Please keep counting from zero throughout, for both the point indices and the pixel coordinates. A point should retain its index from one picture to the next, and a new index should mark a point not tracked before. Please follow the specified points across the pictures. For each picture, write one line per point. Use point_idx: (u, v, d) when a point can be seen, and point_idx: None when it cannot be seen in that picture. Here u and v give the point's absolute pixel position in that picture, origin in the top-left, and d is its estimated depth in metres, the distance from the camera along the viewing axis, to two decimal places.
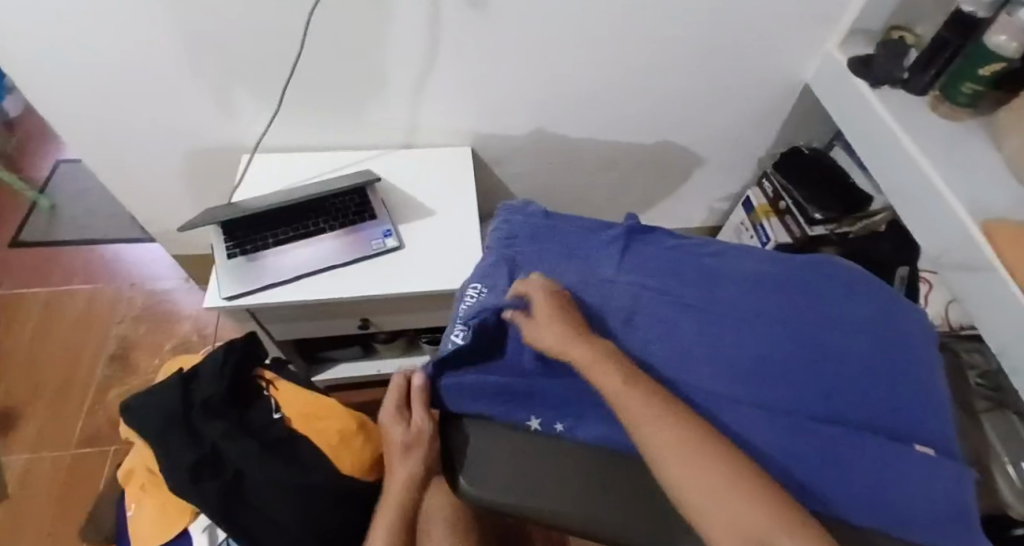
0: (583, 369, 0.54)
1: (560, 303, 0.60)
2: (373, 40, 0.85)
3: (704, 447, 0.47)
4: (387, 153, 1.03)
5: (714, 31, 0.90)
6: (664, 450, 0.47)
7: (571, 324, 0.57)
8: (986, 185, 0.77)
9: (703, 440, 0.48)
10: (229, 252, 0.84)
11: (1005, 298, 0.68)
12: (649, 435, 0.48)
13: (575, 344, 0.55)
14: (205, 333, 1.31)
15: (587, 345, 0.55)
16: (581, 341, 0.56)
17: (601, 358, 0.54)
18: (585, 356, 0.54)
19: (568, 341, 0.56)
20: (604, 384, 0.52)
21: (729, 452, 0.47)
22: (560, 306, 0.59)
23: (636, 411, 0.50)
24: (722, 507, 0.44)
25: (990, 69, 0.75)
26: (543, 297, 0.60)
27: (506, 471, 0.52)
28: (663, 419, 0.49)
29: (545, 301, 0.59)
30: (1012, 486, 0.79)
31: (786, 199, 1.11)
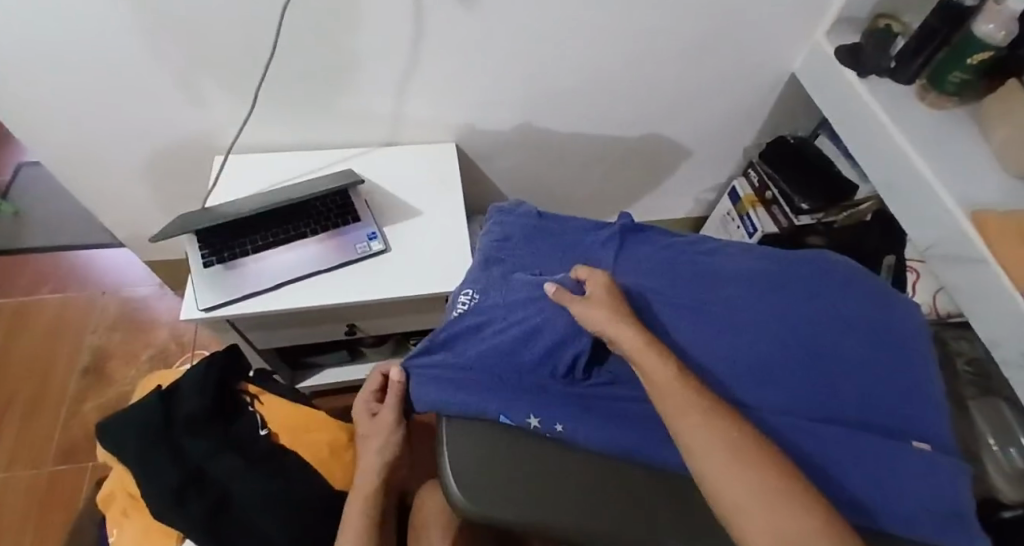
0: (633, 355, 0.53)
1: (615, 290, 0.59)
2: (353, 34, 0.81)
3: (734, 446, 0.46)
4: (368, 151, 1.00)
5: (703, 21, 0.88)
6: (702, 447, 0.46)
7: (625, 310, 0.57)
8: (975, 175, 0.77)
9: (732, 436, 0.46)
10: (205, 260, 0.80)
11: (997, 289, 0.68)
12: (692, 432, 0.47)
13: (623, 328, 0.55)
14: (184, 340, 1.27)
15: (637, 329, 0.55)
16: (632, 324, 0.56)
17: (649, 347, 0.54)
18: (635, 340, 0.54)
19: (617, 323, 0.55)
20: (650, 372, 0.52)
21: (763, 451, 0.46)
22: (613, 291, 0.59)
23: (682, 406, 0.49)
24: (754, 506, 0.43)
25: (978, 58, 0.75)
26: (600, 282, 0.60)
27: (496, 477, 0.47)
28: (709, 416, 0.48)
29: (601, 285, 0.59)
30: (1004, 472, 0.83)
31: (773, 189, 1.10)
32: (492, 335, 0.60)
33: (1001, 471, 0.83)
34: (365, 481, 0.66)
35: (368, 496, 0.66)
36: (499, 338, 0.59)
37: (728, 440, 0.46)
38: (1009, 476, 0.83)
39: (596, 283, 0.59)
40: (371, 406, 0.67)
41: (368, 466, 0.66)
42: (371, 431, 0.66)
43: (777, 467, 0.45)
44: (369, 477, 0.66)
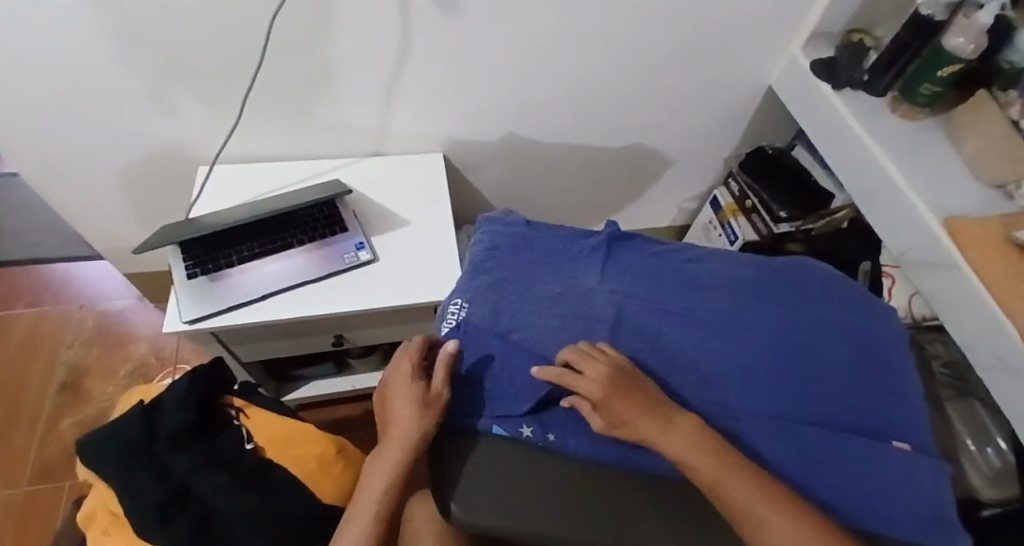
0: (682, 464, 0.50)
1: (614, 382, 0.53)
2: (339, 45, 0.81)
3: (725, 470, 0.49)
4: (354, 162, 1.00)
5: (683, 35, 0.91)
6: (765, 522, 0.47)
7: (645, 408, 0.53)
8: (947, 183, 0.80)
9: (749, 473, 0.49)
10: (188, 271, 0.79)
11: (971, 293, 0.70)
12: (758, 516, 0.47)
13: (653, 432, 0.51)
14: (165, 354, 1.24)
15: (673, 434, 0.51)
16: (666, 427, 0.52)
17: (687, 439, 0.51)
18: (683, 448, 0.50)
19: (665, 432, 0.51)
20: (695, 468, 0.49)
21: (744, 470, 0.49)
22: (616, 388, 0.53)
23: (739, 490, 0.48)
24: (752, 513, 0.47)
25: (948, 70, 0.78)
26: (598, 379, 0.53)
27: (504, 488, 0.47)
28: (759, 492, 0.48)
29: (601, 388, 0.52)
30: (984, 473, 0.86)
31: (752, 198, 1.13)
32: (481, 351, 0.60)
33: (979, 471, 0.86)
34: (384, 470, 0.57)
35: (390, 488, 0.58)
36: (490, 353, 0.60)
37: (714, 456, 0.50)
38: (987, 475, 0.86)
39: (593, 390, 0.52)
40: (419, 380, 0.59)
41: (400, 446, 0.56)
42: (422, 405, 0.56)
43: (759, 481, 0.48)
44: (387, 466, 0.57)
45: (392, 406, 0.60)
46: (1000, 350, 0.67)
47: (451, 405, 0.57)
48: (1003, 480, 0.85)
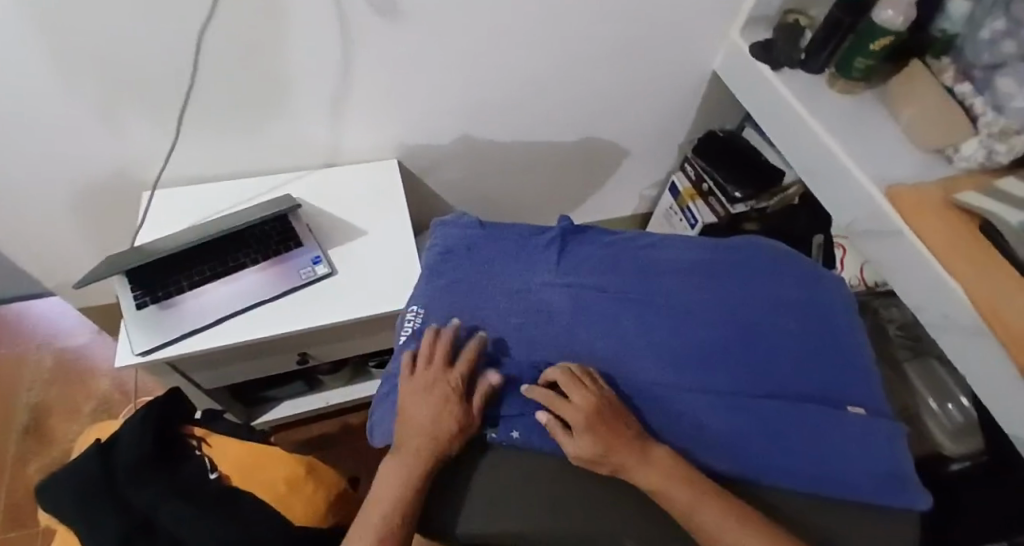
0: (654, 493, 0.47)
1: (601, 413, 0.51)
2: (276, 57, 0.79)
3: (698, 498, 0.47)
4: (305, 175, 0.98)
5: (625, 26, 0.91)
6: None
7: (629, 440, 0.50)
8: (887, 153, 0.82)
9: (722, 503, 0.47)
10: (137, 301, 0.77)
11: (915, 257, 0.72)
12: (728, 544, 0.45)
13: (628, 462, 0.48)
14: (129, 387, 1.20)
15: (651, 466, 0.49)
16: (644, 460, 0.49)
17: (666, 473, 0.48)
18: (656, 477, 0.48)
19: (643, 464, 0.49)
20: (671, 499, 0.47)
21: (714, 496, 0.48)
22: (603, 420, 0.50)
23: (712, 522, 0.46)
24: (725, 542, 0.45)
25: (879, 44, 0.80)
26: (585, 407, 0.50)
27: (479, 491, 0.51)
28: (728, 517, 0.46)
29: (585, 417, 0.50)
30: (947, 428, 0.89)
31: (708, 181, 1.14)
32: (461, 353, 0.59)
33: (941, 427, 0.89)
34: (399, 486, 0.50)
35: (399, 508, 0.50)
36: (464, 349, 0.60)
37: (686, 484, 0.48)
38: (949, 431, 0.89)
39: (575, 414, 0.50)
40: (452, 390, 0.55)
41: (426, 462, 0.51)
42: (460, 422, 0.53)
43: (726, 504, 0.47)
44: (404, 482, 0.50)
45: (414, 414, 0.55)
46: (946, 311, 0.70)
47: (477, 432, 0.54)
48: (965, 435, 0.88)
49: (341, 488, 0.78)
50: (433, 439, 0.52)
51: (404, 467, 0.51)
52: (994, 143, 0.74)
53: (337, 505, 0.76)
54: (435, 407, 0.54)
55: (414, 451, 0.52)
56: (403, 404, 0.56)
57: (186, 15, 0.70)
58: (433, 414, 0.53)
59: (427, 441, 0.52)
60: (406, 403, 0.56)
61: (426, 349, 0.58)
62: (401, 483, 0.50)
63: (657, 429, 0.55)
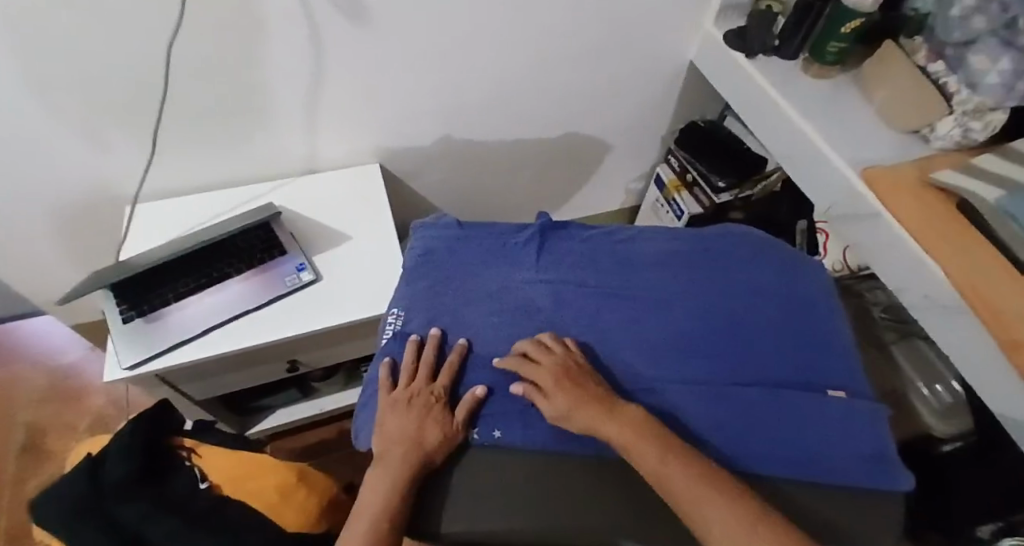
0: (623, 448, 0.49)
1: (569, 372, 0.54)
2: (248, 66, 0.79)
3: (662, 452, 0.47)
4: (287, 183, 0.98)
5: (598, 20, 0.91)
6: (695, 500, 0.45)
7: (598, 398, 0.52)
8: (864, 136, 0.82)
9: (689, 459, 0.47)
10: (123, 316, 0.77)
11: (894, 238, 0.73)
12: (690, 499, 0.45)
13: (597, 418, 0.51)
14: (124, 402, 1.21)
15: (620, 420, 0.50)
16: (612, 416, 0.51)
17: (636, 429, 0.49)
18: (624, 433, 0.49)
19: (611, 419, 0.50)
20: (640, 455, 0.48)
21: (680, 452, 0.48)
22: (571, 378, 0.53)
23: (676, 477, 0.46)
24: (688, 499, 0.45)
25: (851, 26, 0.80)
26: (552, 367, 0.54)
27: (459, 496, 0.51)
28: (693, 471, 0.46)
29: (552, 375, 0.53)
30: (929, 404, 0.90)
31: (692, 171, 1.15)
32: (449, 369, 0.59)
33: (929, 408, 0.90)
34: (383, 495, 0.50)
35: (382, 516, 0.49)
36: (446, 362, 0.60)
37: (655, 439, 0.49)
38: (938, 412, 0.89)
39: (542, 375, 0.53)
40: (437, 402, 0.55)
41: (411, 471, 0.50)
42: (446, 433, 0.53)
43: (691, 461, 0.47)
44: (386, 489, 0.50)
45: (398, 423, 0.55)
46: (928, 290, 0.70)
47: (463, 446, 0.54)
48: (952, 415, 0.88)
49: (333, 492, 0.79)
50: (417, 448, 0.52)
51: (387, 476, 0.51)
52: (969, 122, 0.74)
53: (328, 510, 0.77)
54: (417, 418, 0.54)
55: (397, 461, 0.51)
56: (382, 421, 0.56)
57: (154, 28, 0.70)
58: (419, 424, 0.53)
59: (410, 450, 0.52)
60: (386, 419, 0.56)
61: (411, 362, 0.59)
62: (384, 490, 0.50)
63: None
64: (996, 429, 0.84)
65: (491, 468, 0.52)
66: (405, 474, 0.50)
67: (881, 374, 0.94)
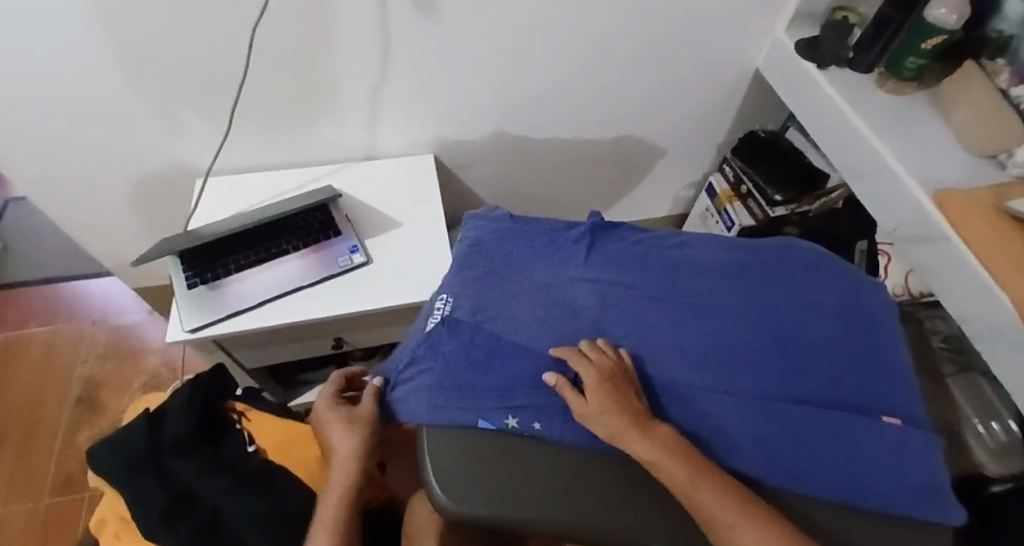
0: (648, 466, 0.49)
1: (614, 376, 0.54)
2: (319, 52, 0.82)
3: (695, 477, 0.48)
4: (346, 167, 1.01)
5: (664, 22, 0.91)
6: (728, 525, 0.46)
7: (632, 410, 0.52)
8: (938, 158, 0.79)
9: (726, 488, 0.48)
10: (188, 282, 0.81)
11: (962, 265, 0.70)
12: (725, 525, 0.46)
13: (625, 430, 0.50)
14: (175, 365, 1.27)
15: (651, 439, 0.50)
16: (643, 434, 0.50)
17: (668, 451, 0.49)
18: (652, 452, 0.49)
19: (640, 437, 0.50)
20: (671, 476, 0.48)
21: (714, 477, 0.48)
22: (616, 381, 0.53)
23: (710, 502, 0.47)
24: (721, 525, 0.46)
25: (933, 41, 0.77)
26: (599, 365, 0.54)
27: (493, 482, 0.51)
28: (727, 497, 0.47)
29: (597, 373, 0.53)
30: (985, 442, 0.87)
31: (747, 183, 1.13)
32: (494, 362, 0.59)
33: (983, 447, 0.87)
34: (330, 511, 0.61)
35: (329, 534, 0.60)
36: (488, 351, 0.59)
37: (687, 463, 0.49)
38: (992, 450, 0.86)
39: (589, 372, 0.53)
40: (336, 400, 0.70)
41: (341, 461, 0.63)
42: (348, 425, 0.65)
43: (729, 489, 0.48)
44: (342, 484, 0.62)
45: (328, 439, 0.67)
46: (993, 320, 0.66)
47: (506, 434, 0.54)
48: (1008, 456, 0.85)
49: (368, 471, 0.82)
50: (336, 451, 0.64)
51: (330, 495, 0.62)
52: None
53: None
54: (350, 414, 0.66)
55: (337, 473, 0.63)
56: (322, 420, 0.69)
57: (240, 14, 0.74)
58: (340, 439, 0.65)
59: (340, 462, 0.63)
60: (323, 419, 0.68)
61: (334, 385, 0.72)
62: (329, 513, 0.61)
63: (677, 423, 0.55)
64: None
65: (526, 461, 0.52)
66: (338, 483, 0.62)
67: (937, 408, 0.90)
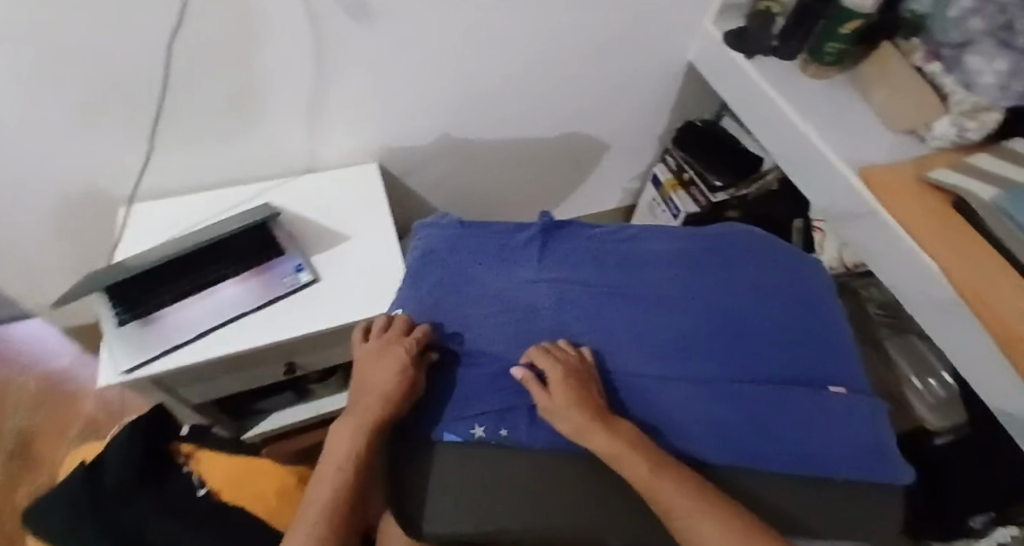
0: (609, 459, 0.48)
1: (578, 373, 0.53)
2: (247, 68, 0.78)
3: (654, 466, 0.46)
4: (284, 183, 0.97)
5: (597, 20, 0.91)
6: (686, 513, 0.44)
7: (593, 405, 0.51)
8: (863, 137, 0.83)
9: (685, 477, 0.46)
10: (119, 318, 0.76)
11: (892, 238, 0.73)
12: (683, 513, 0.44)
13: (587, 425, 0.49)
14: (116, 406, 1.19)
15: (611, 433, 0.49)
16: (605, 427, 0.49)
17: (627, 444, 0.48)
18: (613, 444, 0.48)
19: (600, 432, 0.49)
20: (630, 469, 0.46)
21: (672, 466, 0.47)
22: (578, 378, 0.52)
23: (668, 491, 0.45)
24: (680, 513, 0.44)
25: (851, 26, 0.80)
26: (564, 363, 0.53)
27: (462, 496, 0.50)
28: (686, 486, 0.46)
29: (561, 370, 0.52)
30: (924, 398, 0.92)
31: (689, 171, 1.16)
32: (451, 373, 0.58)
33: (923, 402, 0.92)
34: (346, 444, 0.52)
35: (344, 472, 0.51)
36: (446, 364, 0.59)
37: (646, 454, 0.47)
38: (933, 406, 0.91)
39: (553, 370, 0.52)
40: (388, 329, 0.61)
41: (378, 389, 0.54)
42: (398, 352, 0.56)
43: (687, 478, 0.46)
44: (351, 443, 0.52)
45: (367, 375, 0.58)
46: (925, 287, 0.70)
47: (471, 444, 0.53)
48: (947, 409, 0.90)
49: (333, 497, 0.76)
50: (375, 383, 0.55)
51: (354, 423, 0.53)
52: (965, 122, 0.75)
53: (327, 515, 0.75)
54: (385, 373, 0.55)
55: (364, 406, 0.54)
56: (362, 371, 0.58)
57: (152, 35, 0.69)
58: (382, 374, 0.55)
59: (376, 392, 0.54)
60: (361, 369, 0.59)
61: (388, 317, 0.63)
62: (345, 445, 0.52)
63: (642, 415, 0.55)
64: (1002, 435, 0.83)
65: (494, 471, 0.51)
66: (367, 413, 0.53)
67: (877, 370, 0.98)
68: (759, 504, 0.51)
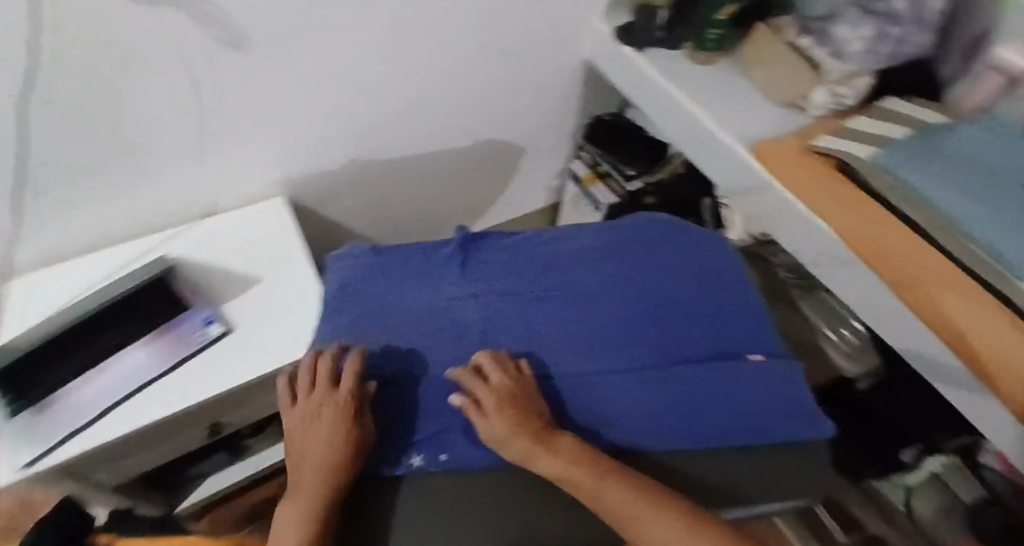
0: (555, 479, 0.47)
1: (513, 395, 0.51)
2: (121, 119, 0.73)
3: (599, 477, 0.46)
4: (183, 232, 0.91)
5: (488, 27, 0.92)
6: (634, 521, 0.44)
7: (531, 423, 0.50)
8: (751, 114, 0.88)
9: (632, 482, 0.46)
10: (8, 408, 0.69)
11: (788, 206, 0.78)
12: (631, 521, 0.44)
13: (528, 447, 0.48)
14: (27, 503, 1.07)
15: (553, 451, 0.48)
16: (545, 447, 0.48)
17: (571, 460, 0.47)
18: (557, 462, 0.47)
19: (541, 453, 0.48)
20: (576, 485, 0.46)
21: (617, 473, 0.47)
22: (513, 399, 0.51)
23: (616, 501, 0.45)
24: (628, 522, 0.44)
25: (727, 11, 0.88)
26: (496, 388, 0.51)
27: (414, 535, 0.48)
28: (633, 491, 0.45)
29: (493, 396, 0.50)
30: (840, 348, 0.99)
31: (604, 163, 1.20)
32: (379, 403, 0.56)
33: (839, 351, 0.99)
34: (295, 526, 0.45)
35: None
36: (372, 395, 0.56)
37: (590, 466, 0.47)
38: (847, 353, 0.98)
39: (487, 397, 0.50)
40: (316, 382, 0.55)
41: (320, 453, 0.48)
42: (335, 406, 0.51)
43: (632, 482, 0.46)
44: (303, 525, 0.45)
45: (301, 442, 0.51)
46: (824, 247, 0.75)
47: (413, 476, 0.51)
48: (860, 356, 0.97)
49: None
50: (314, 445, 0.49)
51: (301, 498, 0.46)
52: (837, 88, 0.81)
53: None
54: (327, 436, 0.49)
55: (309, 476, 0.48)
56: (294, 439, 0.52)
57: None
58: (321, 437, 0.50)
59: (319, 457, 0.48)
60: (293, 440, 0.52)
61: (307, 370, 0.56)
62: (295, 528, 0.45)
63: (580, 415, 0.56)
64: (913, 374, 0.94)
65: (441, 502, 0.50)
66: (315, 483, 0.47)
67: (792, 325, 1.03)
68: (703, 485, 0.53)
